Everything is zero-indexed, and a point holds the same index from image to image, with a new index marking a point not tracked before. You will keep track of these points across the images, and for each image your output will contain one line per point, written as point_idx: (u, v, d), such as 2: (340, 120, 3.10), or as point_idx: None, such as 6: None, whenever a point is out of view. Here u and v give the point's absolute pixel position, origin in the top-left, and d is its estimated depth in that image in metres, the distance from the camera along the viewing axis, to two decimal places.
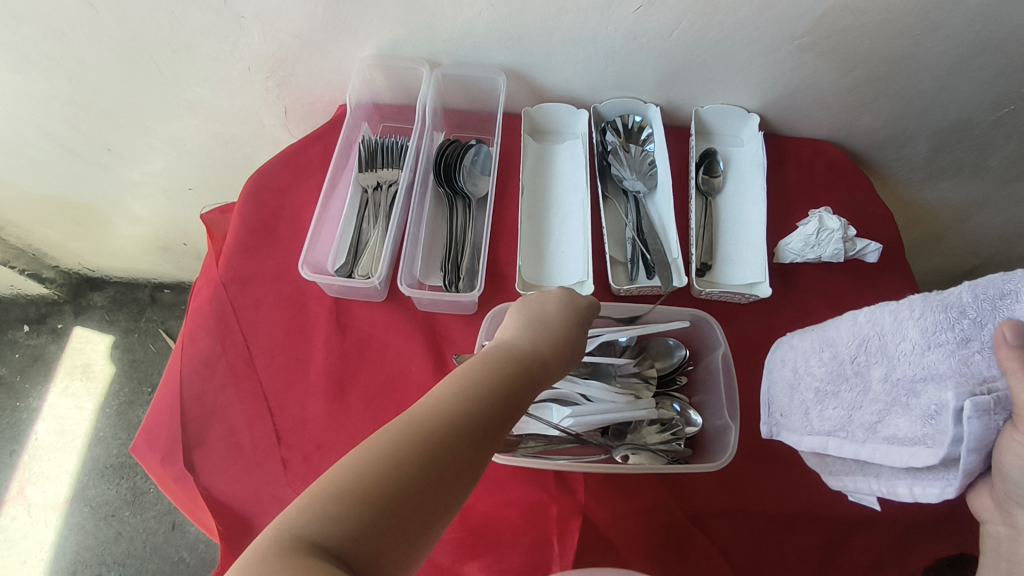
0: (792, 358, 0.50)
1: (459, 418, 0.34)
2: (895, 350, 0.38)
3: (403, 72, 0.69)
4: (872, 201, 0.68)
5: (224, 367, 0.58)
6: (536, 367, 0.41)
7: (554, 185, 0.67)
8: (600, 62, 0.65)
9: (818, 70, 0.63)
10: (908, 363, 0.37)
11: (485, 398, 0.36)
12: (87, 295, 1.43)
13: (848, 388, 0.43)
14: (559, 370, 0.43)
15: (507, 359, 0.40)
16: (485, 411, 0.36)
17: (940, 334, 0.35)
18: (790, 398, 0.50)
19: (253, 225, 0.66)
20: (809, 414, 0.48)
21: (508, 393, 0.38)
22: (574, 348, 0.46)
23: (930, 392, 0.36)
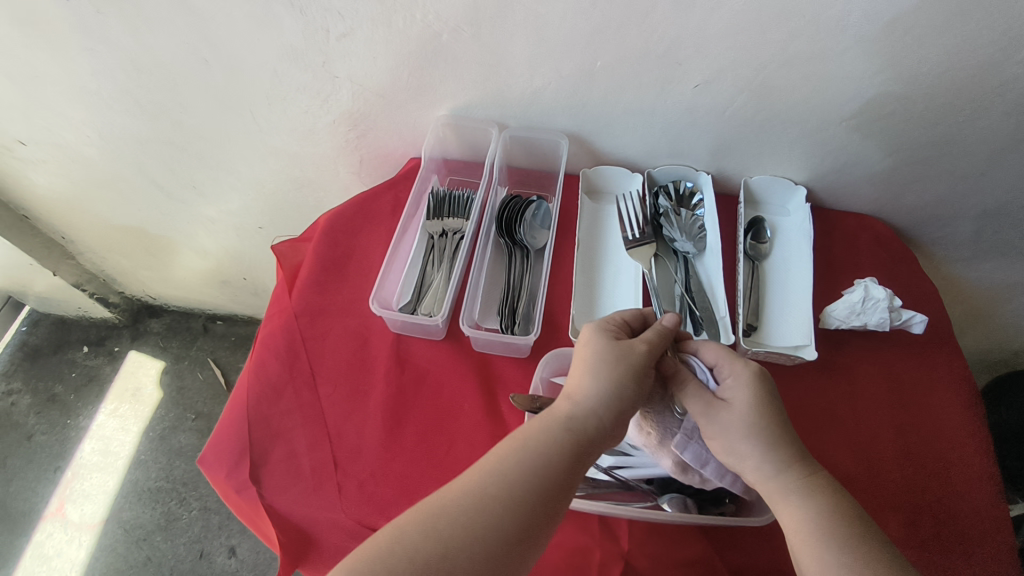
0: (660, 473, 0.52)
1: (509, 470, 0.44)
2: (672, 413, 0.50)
3: (472, 132, 0.75)
4: (916, 275, 0.70)
5: (291, 393, 0.62)
6: (571, 446, 0.45)
7: (607, 242, 0.71)
8: (656, 132, 0.70)
9: (864, 148, 0.66)
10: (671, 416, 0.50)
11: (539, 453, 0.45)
12: (145, 322, 1.52)
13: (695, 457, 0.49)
14: (591, 416, 0.46)
15: (533, 450, 0.45)
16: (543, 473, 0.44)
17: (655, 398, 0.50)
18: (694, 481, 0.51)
19: (326, 262, 0.71)
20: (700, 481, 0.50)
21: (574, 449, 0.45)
22: (624, 379, 0.47)
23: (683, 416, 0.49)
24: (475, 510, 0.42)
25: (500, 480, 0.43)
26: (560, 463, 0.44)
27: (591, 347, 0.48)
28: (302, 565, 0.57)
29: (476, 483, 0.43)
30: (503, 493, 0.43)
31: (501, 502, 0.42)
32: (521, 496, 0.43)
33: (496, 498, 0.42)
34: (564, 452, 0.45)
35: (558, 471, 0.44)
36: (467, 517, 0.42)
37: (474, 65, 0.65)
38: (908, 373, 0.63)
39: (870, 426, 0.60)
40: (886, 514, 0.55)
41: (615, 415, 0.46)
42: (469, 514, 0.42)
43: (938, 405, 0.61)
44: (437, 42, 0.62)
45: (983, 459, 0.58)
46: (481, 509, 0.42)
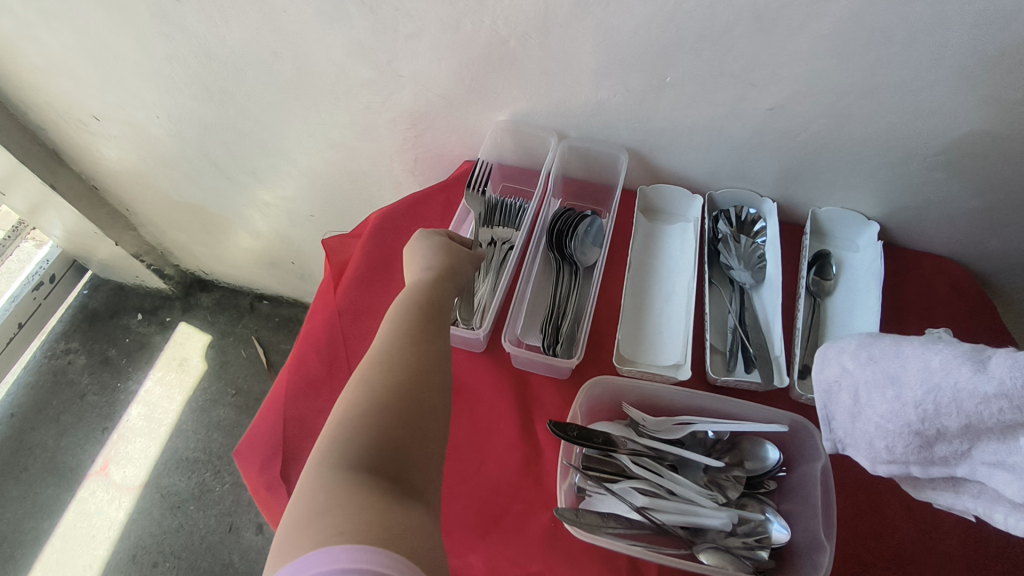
0: (847, 384, 0.41)
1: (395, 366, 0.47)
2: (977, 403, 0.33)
3: (530, 139, 0.74)
4: (995, 327, 0.65)
5: (328, 393, 0.62)
6: (405, 326, 0.51)
7: (660, 264, 0.69)
8: (722, 154, 0.67)
9: (950, 188, 0.62)
10: (1008, 399, 0.31)
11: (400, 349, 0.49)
12: (196, 295, 1.57)
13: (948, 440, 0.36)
14: (451, 270, 0.59)
15: (385, 353, 0.48)
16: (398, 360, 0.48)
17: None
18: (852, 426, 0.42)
19: (373, 261, 0.71)
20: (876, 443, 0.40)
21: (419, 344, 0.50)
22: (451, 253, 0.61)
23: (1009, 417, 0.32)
24: (398, 384, 0.45)
25: (386, 368, 0.47)
26: (403, 347, 0.49)
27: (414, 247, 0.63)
28: None
29: (355, 388, 0.45)
30: (380, 377, 0.46)
31: (378, 380, 0.46)
32: (385, 377, 0.46)
33: (377, 383, 0.45)
34: (411, 332, 0.51)
35: (404, 353, 0.48)
36: (390, 388, 0.45)
37: (539, 73, 0.63)
38: None
39: None
40: None
41: (459, 266, 0.60)
42: (378, 387, 0.45)
43: None
44: (503, 47, 0.61)
45: None
46: (374, 388, 0.45)
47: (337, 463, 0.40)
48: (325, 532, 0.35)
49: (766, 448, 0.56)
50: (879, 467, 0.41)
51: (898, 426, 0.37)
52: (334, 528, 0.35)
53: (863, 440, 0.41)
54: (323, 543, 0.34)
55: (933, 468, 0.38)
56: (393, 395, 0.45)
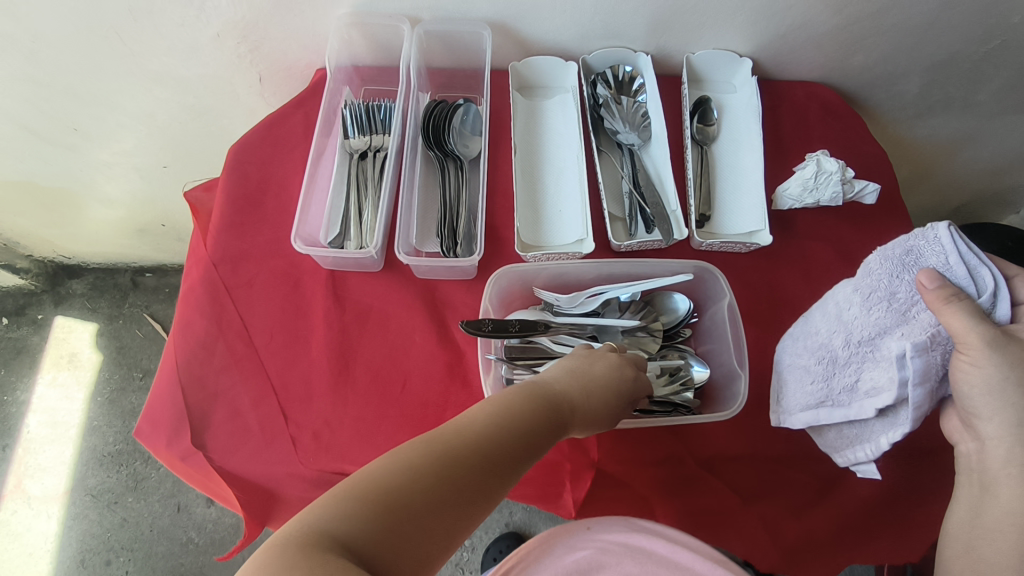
0: (793, 342, 0.50)
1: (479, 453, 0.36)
2: (848, 316, 0.42)
3: (381, 31, 0.66)
4: (866, 141, 0.67)
5: (224, 349, 0.57)
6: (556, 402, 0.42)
7: (545, 142, 0.65)
8: (588, 11, 0.62)
9: (812, 8, 0.61)
10: (861, 324, 0.41)
11: (492, 431, 0.38)
12: (65, 283, 1.39)
13: (843, 372, 0.43)
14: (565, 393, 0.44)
15: (509, 411, 0.40)
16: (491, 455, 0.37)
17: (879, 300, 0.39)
18: (787, 380, 0.50)
19: (238, 200, 0.64)
20: (799, 389, 0.48)
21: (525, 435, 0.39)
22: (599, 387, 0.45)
23: (887, 344, 0.39)
24: (464, 473, 0.35)
25: (511, 424, 0.39)
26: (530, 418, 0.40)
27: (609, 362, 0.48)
28: (273, 522, 0.54)
29: (471, 424, 0.38)
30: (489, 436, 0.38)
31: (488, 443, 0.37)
32: (500, 436, 0.38)
33: (491, 438, 0.37)
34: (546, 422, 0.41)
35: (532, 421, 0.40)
36: (503, 448, 0.37)
37: None
38: (859, 243, 0.62)
39: None
40: None
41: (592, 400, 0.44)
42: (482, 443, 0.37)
43: None
44: None
45: None
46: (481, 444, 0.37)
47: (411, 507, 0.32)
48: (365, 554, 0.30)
49: (677, 301, 0.57)
50: (798, 415, 0.48)
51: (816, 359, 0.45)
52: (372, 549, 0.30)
53: (792, 395, 0.49)
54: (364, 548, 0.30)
55: (838, 410, 0.44)
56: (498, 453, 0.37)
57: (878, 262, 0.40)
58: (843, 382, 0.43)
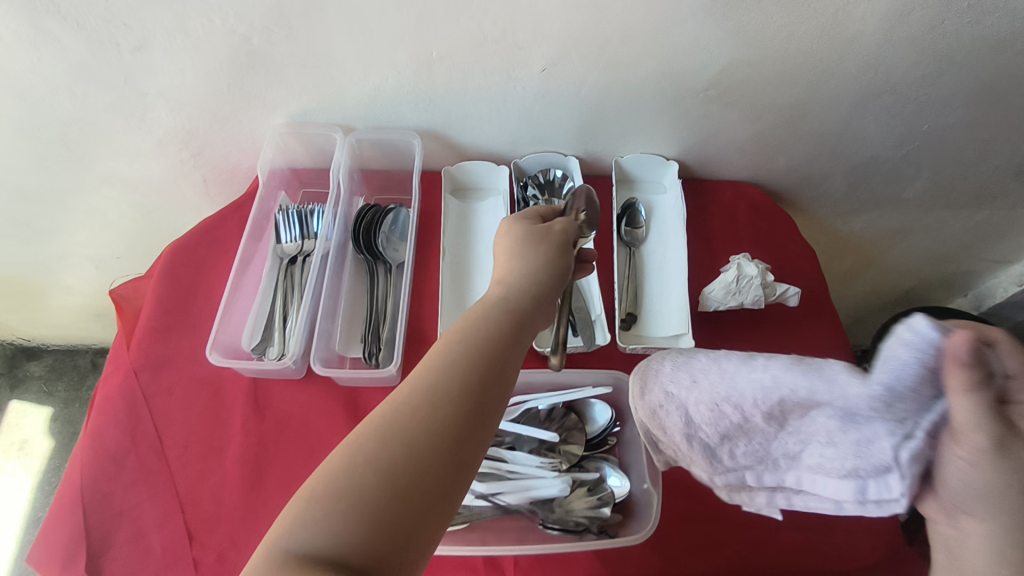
0: (670, 398, 0.46)
1: (445, 399, 0.35)
2: (744, 377, 0.41)
3: (317, 139, 0.68)
4: (793, 241, 0.69)
5: (133, 464, 0.55)
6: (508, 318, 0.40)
7: (476, 244, 0.66)
8: (514, 120, 0.65)
9: (726, 119, 0.63)
10: (751, 391, 0.40)
11: (455, 355, 0.37)
12: (24, 365, 1.37)
13: (755, 433, 0.42)
14: (527, 285, 0.43)
15: (463, 337, 0.38)
16: (461, 385, 0.36)
17: (784, 386, 0.38)
18: (686, 442, 0.46)
19: (166, 304, 0.64)
20: (715, 456, 0.45)
21: (492, 361, 0.38)
22: (543, 255, 0.44)
23: (821, 418, 0.38)
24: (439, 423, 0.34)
25: (478, 354, 0.38)
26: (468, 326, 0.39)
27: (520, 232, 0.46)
28: None
29: (426, 372, 0.36)
30: (461, 360, 0.37)
31: (467, 365, 0.37)
32: (469, 362, 0.37)
33: (454, 373, 0.36)
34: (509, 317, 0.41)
35: (494, 344, 0.38)
36: (470, 372, 0.36)
37: (303, 70, 0.58)
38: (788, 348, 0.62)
39: None
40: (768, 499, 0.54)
41: (543, 276, 0.43)
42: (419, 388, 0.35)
43: None
44: (247, 45, 0.55)
45: None
46: (454, 370, 0.36)
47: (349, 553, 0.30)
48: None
49: (593, 415, 0.57)
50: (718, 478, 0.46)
51: (716, 420, 0.43)
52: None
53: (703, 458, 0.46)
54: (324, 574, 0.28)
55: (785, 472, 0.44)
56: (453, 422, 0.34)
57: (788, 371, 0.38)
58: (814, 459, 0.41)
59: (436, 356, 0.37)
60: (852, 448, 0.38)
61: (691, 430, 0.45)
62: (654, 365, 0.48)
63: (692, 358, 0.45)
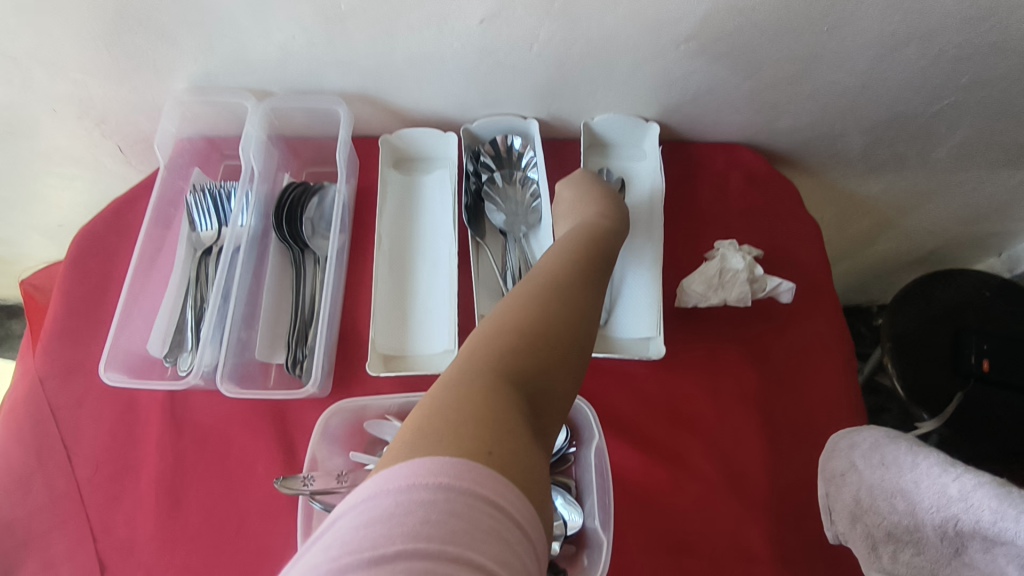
0: (855, 481, 0.45)
1: (564, 288, 0.37)
2: (951, 479, 0.41)
3: (228, 107, 0.58)
4: (794, 216, 0.59)
5: (40, 487, 0.50)
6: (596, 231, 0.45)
7: (419, 228, 0.57)
8: (458, 80, 0.54)
9: (717, 74, 0.52)
10: (955, 491, 0.41)
11: (559, 266, 0.39)
12: (5, 325, 1.35)
13: (933, 544, 0.41)
14: (611, 212, 0.48)
15: (562, 252, 0.41)
16: (574, 280, 0.38)
17: (976, 497, 0.40)
18: (847, 526, 0.45)
19: (74, 302, 0.57)
20: (873, 551, 0.43)
21: (593, 267, 0.41)
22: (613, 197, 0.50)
23: (994, 550, 0.39)
24: (562, 310, 0.35)
25: (581, 260, 0.41)
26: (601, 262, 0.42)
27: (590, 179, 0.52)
28: None
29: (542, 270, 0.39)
30: (566, 269, 0.39)
31: (570, 270, 0.39)
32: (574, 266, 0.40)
33: (563, 274, 0.38)
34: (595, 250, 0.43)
35: (594, 253, 0.42)
36: (575, 277, 0.38)
37: (191, 28, 0.48)
38: (782, 348, 0.54)
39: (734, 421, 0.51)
40: (750, 526, 0.47)
41: (621, 203, 0.50)
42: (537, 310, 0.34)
43: (811, 384, 0.53)
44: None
45: None
46: (564, 271, 0.39)
47: (485, 443, 0.25)
48: (480, 492, 0.23)
49: None
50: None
51: (934, 518, 0.41)
52: (489, 500, 0.23)
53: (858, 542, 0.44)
54: (469, 459, 0.24)
55: None
56: (557, 337, 0.33)
57: (980, 490, 0.40)
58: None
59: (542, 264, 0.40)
60: None
61: (858, 513, 0.44)
62: (847, 440, 0.47)
63: (889, 443, 0.45)
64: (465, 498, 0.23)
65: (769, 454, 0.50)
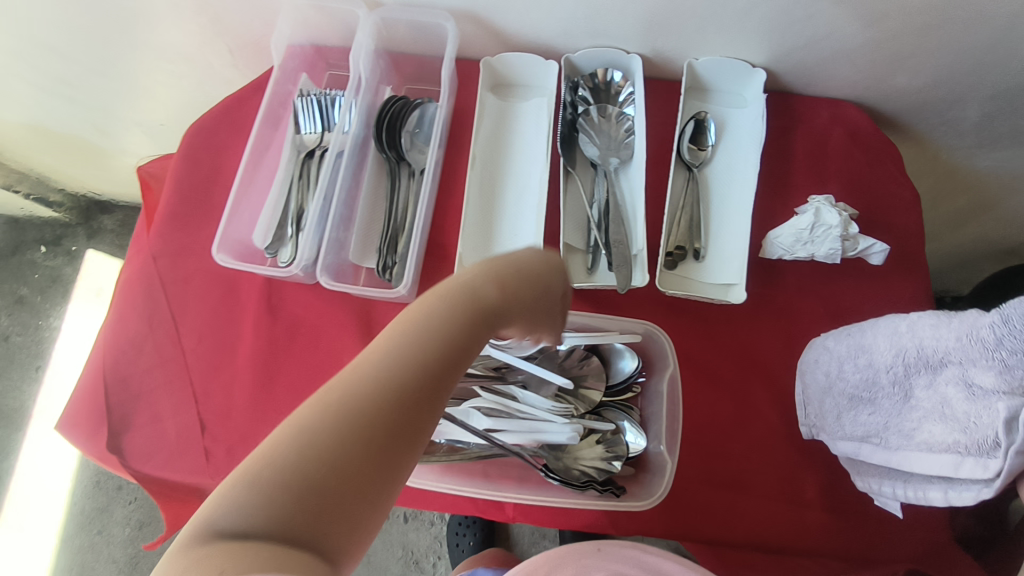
0: (826, 361, 0.46)
1: (425, 364, 0.30)
2: (920, 334, 0.37)
3: (338, 14, 0.59)
4: (895, 180, 0.57)
5: (151, 350, 0.56)
6: (469, 300, 0.33)
7: (512, 153, 0.59)
8: (567, 5, 0.53)
9: (838, 20, 0.50)
10: (920, 342, 0.37)
11: (426, 315, 0.32)
12: (97, 219, 1.44)
13: (886, 396, 0.41)
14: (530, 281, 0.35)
15: (444, 293, 0.33)
16: (439, 356, 0.31)
17: (932, 351, 0.37)
18: (821, 400, 0.46)
19: (186, 190, 0.61)
20: (840, 418, 0.45)
21: (461, 339, 0.32)
22: (530, 296, 0.35)
23: (947, 381, 0.36)
24: (401, 401, 0.29)
25: (444, 319, 0.32)
26: (439, 312, 0.32)
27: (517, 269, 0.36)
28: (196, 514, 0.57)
29: (415, 322, 0.32)
30: (445, 320, 0.32)
31: (442, 336, 0.31)
32: (439, 333, 0.31)
33: (432, 340, 0.31)
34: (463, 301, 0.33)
35: (468, 322, 0.32)
36: (445, 345, 0.31)
37: None
38: (865, 312, 0.53)
39: None
40: (805, 474, 0.50)
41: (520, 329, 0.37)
42: (406, 337, 0.31)
43: None
44: None
45: None
46: (425, 338, 0.31)
47: (289, 525, 0.26)
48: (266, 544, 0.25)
49: (616, 361, 0.52)
50: (839, 444, 0.45)
51: (886, 372, 0.40)
52: (284, 538, 0.25)
53: (830, 415, 0.45)
54: (261, 542, 0.25)
55: (884, 451, 0.42)
56: (365, 429, 0.28)
57: (950, 329, 0.36)
58: (899, 437, 0.41)
59: (411, 312, 0.32)
60: (960, 422, 0.36)
61: (827, 386, 0.45)
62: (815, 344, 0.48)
63: (854, 327, 0.45)
64: (260, 556, 0.24)
65: None
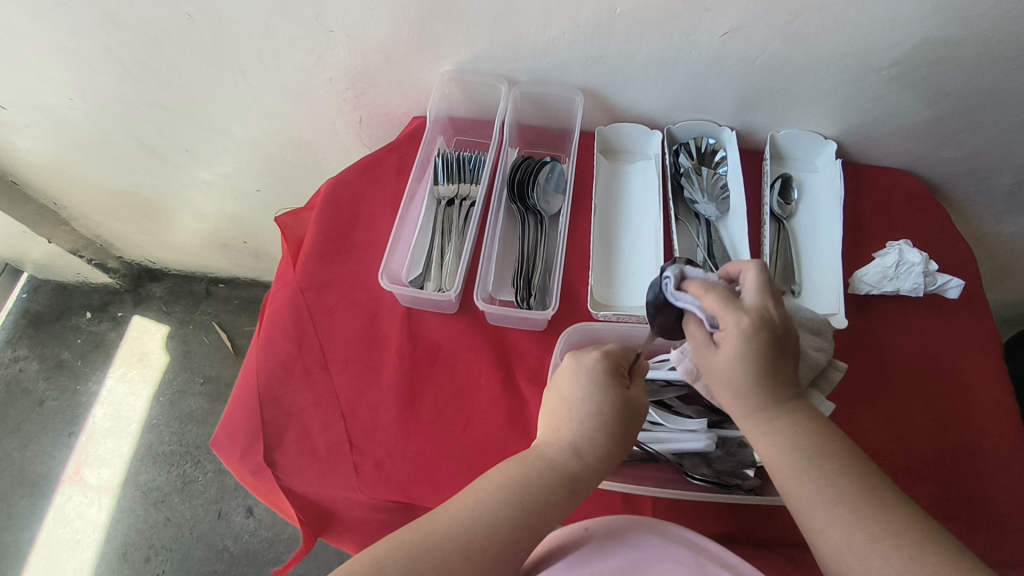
0: None
1: (519, 512, 0.41)
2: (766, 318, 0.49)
3: (479, 88, 0.70)
4: (951, 234, 0.67)
5: (301, 372, 0.60)
6: (556, 468, 0.44)
7: (623, 204, 0.68)
8: (677, 85, 0.65)
9: (901, 101, 0.62)
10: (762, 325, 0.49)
11: (516, 482, 0.42)
12: (146, 286, 1.49)
13: None
14: (590, 466, 0.44)
15: (526, 469, 0.43)
16: (529, 508, 0.41)
17: None
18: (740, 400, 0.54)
19: (330, 231, 0.68)
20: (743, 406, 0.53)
21: (545, 502, 0.42)
22: (610, 426, 0.45)
23: None
24: (502, 529, 0.39)
25: (529, 488, 0.42)
26: (557, 513, 0.42)
27: (585, 394, 0.46)
28: (327, 534, 0.58)
29: (501, 484, 0.42)
30: (529, 489, 0.42)
31: (533, 495, 0.42)
32: (529, 494, 0.42)
33: (521, 497, 0.41)
34: (561, 491, 0.43)
35: (549, 492, 0.42)
36: (535, 506, 0.41)
37: (481, 17, 0.59)
38: (941, 337, 0.61)
39: (902, 397, 0.58)
40: (918, 481, 0.53)
41: (602, 454, 0.45)
42: (508, 511, 0.40)
43: (966, 371, 0.59)
44: None
45: (1011, 424, 0.56)
46: (519, 497, 0.41)
47: None
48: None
49: None
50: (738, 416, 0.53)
51: None
52: None
53: None
54: None
55: None
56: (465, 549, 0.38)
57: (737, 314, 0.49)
58: None
59: (505, 473, 0.43)
60: None
61: None
62: None
63: None
64: None
65: (934, 425, 0.56)
